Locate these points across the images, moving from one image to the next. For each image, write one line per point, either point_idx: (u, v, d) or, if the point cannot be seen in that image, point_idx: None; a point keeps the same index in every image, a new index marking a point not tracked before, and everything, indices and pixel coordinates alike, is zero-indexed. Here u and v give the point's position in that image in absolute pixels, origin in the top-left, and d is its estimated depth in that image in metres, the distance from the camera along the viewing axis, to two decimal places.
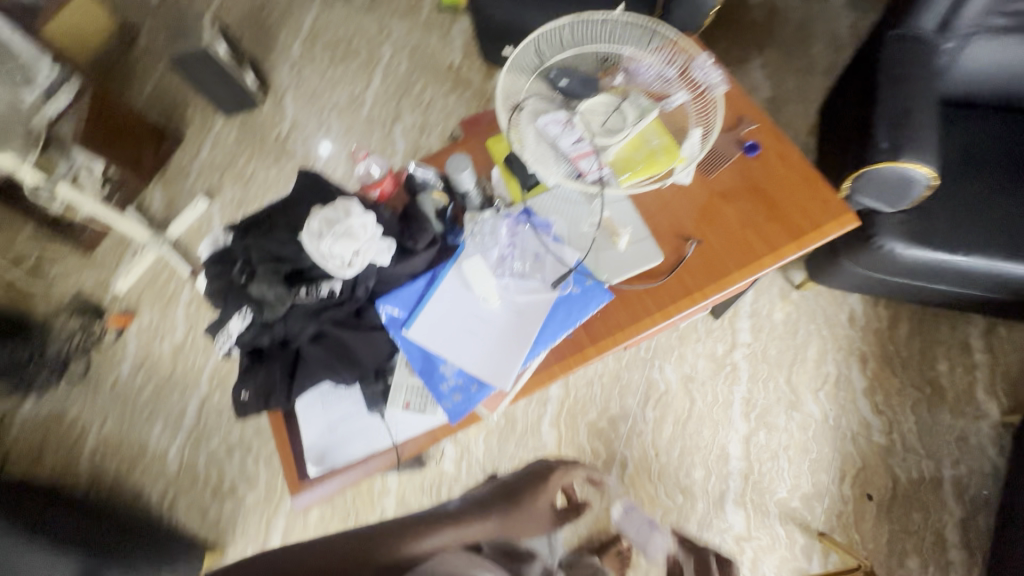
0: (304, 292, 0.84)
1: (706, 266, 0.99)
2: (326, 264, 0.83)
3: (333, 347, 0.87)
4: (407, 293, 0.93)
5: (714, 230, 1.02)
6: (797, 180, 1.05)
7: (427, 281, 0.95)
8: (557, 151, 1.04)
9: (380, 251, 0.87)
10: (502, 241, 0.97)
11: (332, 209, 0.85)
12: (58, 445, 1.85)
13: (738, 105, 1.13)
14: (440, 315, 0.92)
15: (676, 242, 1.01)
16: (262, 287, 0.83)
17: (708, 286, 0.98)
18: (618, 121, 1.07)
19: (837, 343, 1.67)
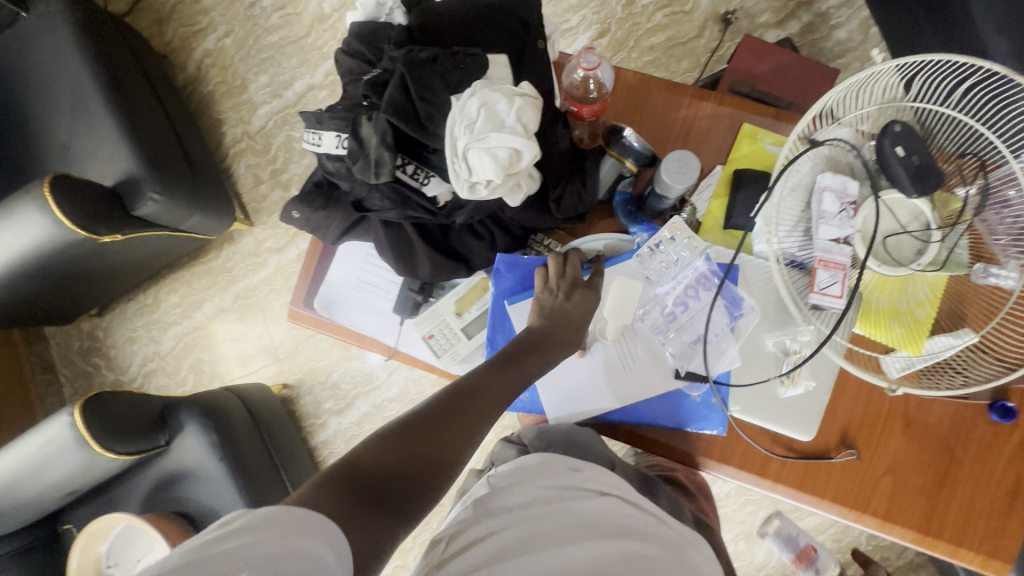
0: (411, 172, 0.68)
1: (829, 483, 0.78)
2: (454, 165, 0.63)
3: (399, 241, 0.75)
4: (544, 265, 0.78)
5: (878, 458, 0.78)
6: (1003, 484, 0.75)
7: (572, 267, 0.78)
8: (806, 230, 0.74)
9: (515, 190, 0.67)
10: (675, 289, 0.77)
11: (504, 103, 0.63)
12: (184, 23, 1.83)
13: None
14: None
15: (832, 438, 0.79)
16: (372, 133, 0.66)
17: (807, 498, 0.79)
18: (907, 250, 0.73)
19: (840, 534, 1.51)
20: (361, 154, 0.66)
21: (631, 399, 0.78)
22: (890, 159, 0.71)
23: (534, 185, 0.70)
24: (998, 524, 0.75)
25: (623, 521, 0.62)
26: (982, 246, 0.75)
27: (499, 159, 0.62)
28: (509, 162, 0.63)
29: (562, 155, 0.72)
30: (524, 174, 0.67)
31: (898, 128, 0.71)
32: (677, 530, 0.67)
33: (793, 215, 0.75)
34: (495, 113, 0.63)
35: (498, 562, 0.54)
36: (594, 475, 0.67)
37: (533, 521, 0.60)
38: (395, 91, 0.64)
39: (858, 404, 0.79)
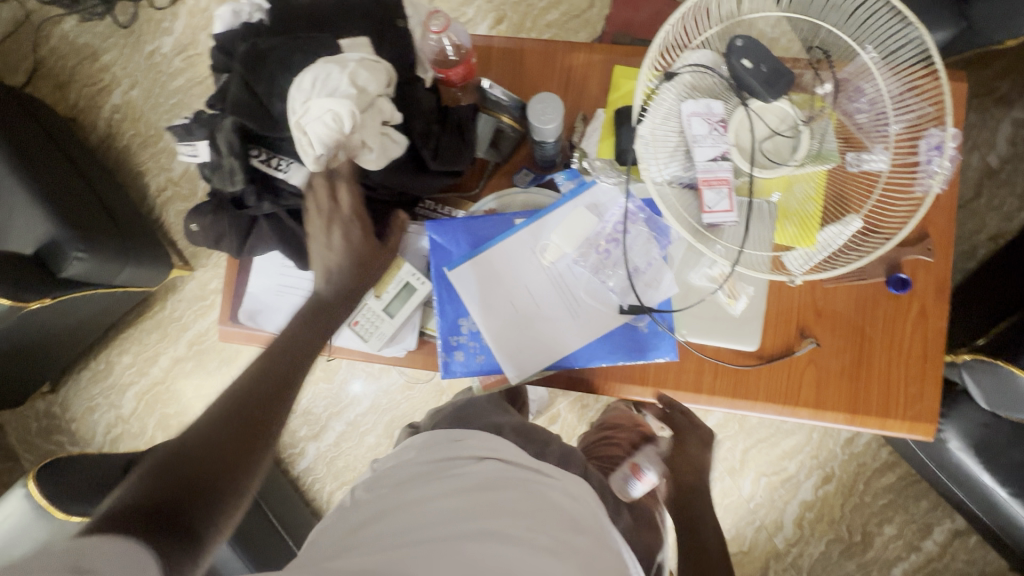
0: (273, 164, 0.71)
1: (782, 380, 0.82)
2: (298, 141, 0.66)
3: (282, 232, 0.75)
4: (479, 228, 0.81)
5: (825, 352, 0.82)
6: (913, 351, 0.80)
7: (502, 226, 0.81)
8: (687, 155, 0.78)
9: (365, 153, 0.68)
10: (606, 226, 0.80)
11: (327, 68, 0.66)
12: (87, 84, 1.82)
13: (933, 214, 0.81)
14: (491, 272, 0.80)
15: (789, 335, 0.82)
16: (220, 142, 0.69)
17: (762, 400, 0.82)
18: (783, 151, 0.78)
19: (816, 451, 1.56)
20: (220, 165, 0.71)
21: (582, 340, 0.79)
22: (740, 73, 0.76)
23: (399, 147, 0.70)
24: (914, 388, 0.80)
25: (488, 477, 0.62)
26: (849, 135, 0.80)
27: (331, 124, 0.64)
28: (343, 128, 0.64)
29: (429, 113, 0.73)
30: (373, 134, 0.67)
31: (740, 43, 0.75)
32: (564, 473, 0.68)
33: (671, 144, 0.79)
34: (330, 82, 0.65)
35: (355, 535, 0.54)
36: (473, 441, 0.69)
37: (406, 495, 0.59)
38: (237, 93, 0.67)
39: (775, 306, 0.82)
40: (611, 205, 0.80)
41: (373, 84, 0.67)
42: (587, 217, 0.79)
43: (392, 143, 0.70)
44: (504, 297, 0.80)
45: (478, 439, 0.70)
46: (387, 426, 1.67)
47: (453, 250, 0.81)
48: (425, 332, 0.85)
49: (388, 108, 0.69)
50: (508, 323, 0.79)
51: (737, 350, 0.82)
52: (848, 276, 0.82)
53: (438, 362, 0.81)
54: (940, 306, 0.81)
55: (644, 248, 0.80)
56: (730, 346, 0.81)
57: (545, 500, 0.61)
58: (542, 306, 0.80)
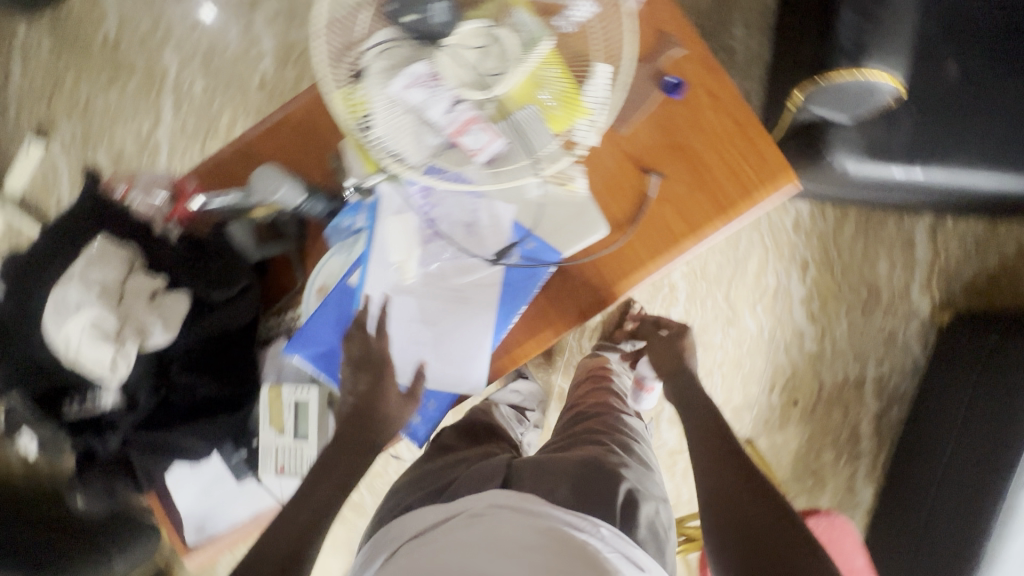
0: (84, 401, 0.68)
1: (652, 230, 0.82)
2: (80, 368, 0.64)
3: (149, 447, 0.73)
4: (327, 313, 0.78)
5: (668, 179, 0.82)
6: (727, 128, 0.81)
7: (343, 294, 0.78)
8: (427, 124, 0.79)
9: (148, 332, 0.66)
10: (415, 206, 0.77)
11: (62, 285, 0.64)
12: None
13: (659, 15, 0.83)
14: (376, 333, 0.77)
15: (634, 181, 0.82)
16: (32, 417, 0.69)
17: (651, 258, 0.82)
18: (495, 62, 0.79)
19: (778, 252, 1.58)
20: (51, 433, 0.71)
21: (480, 304, 0.78)
22: (416, 26, 0.77)
23: (181, 304, 0.69)
24: (760, 158, 0.81)
25: (445, 537, 0.61)
26: (547, 7, 0.83)
27: (93, 329, 0.62)
28: (108, 329, 0.63)
29: (189, 257, 0.72)
30: (147, 312, 0.66)
31: (395, 5, 0.77)
32: (472, 502, 0.67)
33: (409, 123, 0.79)
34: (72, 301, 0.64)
35: None
36: (400, 526, 0.68)
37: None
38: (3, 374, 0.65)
39: (598, 178, 0.83)
40: (406, 197, 0.78)
41: (111, 273, 0.65)
42: (395, 223, 0.77)
43: (173, 305, 0.68)
44: (406, 337, 0.78)
45: (403, 525, 0.68)
46: None
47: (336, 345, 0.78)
48: None
49: (149, 278, 0.69)
50: (406, 344, 0.78)
51: (598, 240, 0.81)
52: (634, 112, 0.83)
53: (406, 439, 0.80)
54: (723, 82, 0.81)
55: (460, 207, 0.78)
56: (590, 242, 0.80)
57: (478, 521, 0.63)
58: (443, 319, 0.78)
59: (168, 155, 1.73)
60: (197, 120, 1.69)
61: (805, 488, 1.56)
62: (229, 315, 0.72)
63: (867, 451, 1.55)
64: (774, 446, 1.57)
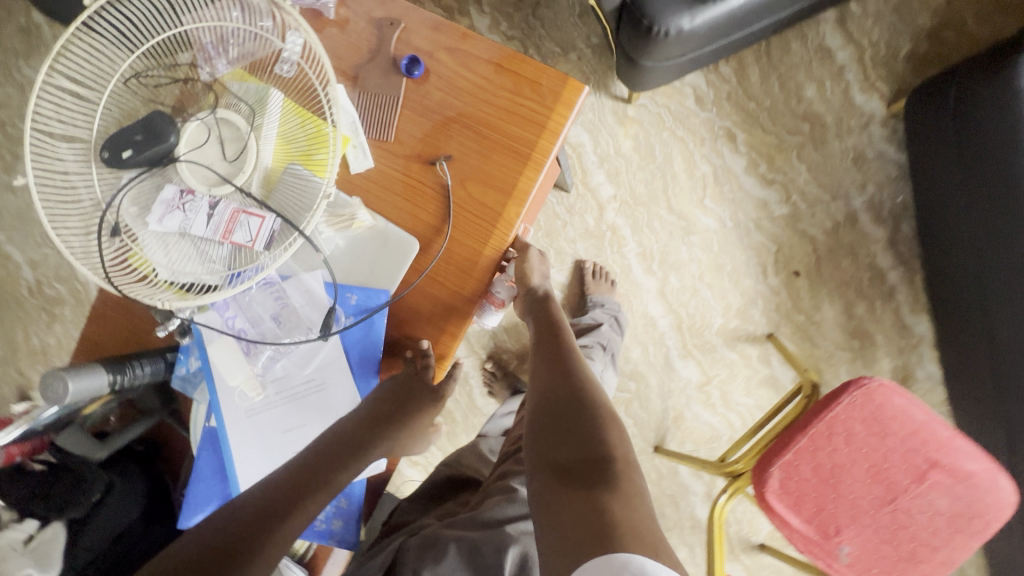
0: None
1: (471, 216, 0.74)
2: None
3: None
4: (206, 467, 0.73)
5: (458, 158, 0.74)
6: (486, 77, 0.74)
7: (211, 442, 0.74)
8: (201, 241, 0.73)
9: None
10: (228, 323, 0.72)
11: None
12: None
13: (367, 6, 0.76)
14: (258, 465, 0.71)
15: (426, 179, 0.75)
16: None
17: (485, 242, 0.74)
18: (234, 147, 0.74)
19: (697, 136, 1.42)
20: None
21: (337, 380, 0.72)
22: (141, 160, 0.69)
23: (57, 536, 0.67)
24: (535, 87, 0.73)
25: None
26: (256, 63, 0.80)
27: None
28: None
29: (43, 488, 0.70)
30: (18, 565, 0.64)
31: (107, 152, 0.68)
32: None
33: (187, 249, 0.74)
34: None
35: None
36: None
37: None
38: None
39: (392, 196, 0.75)
40: (216, 319, 0.73)
41: None
42: (217, 349, 0.72)
43: (48, 544, 0.66)
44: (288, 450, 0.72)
45: None
46: None
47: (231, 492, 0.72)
48: (302, 551, 0.82)
49: (20, 529, 0.68)
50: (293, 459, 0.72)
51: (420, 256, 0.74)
52: (390, 114, 0.75)
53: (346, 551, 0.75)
54: (457, 33, 0.75)
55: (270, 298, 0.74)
56: (412, 262, 0.74)
57: None
58: (313, 414, 0.72)
59: None
60: None
61: (855, 352, 1.38)
62: (109, 521, 0.71)
63: (898, 281, 1.37)
64: (800, 328, 1.40)
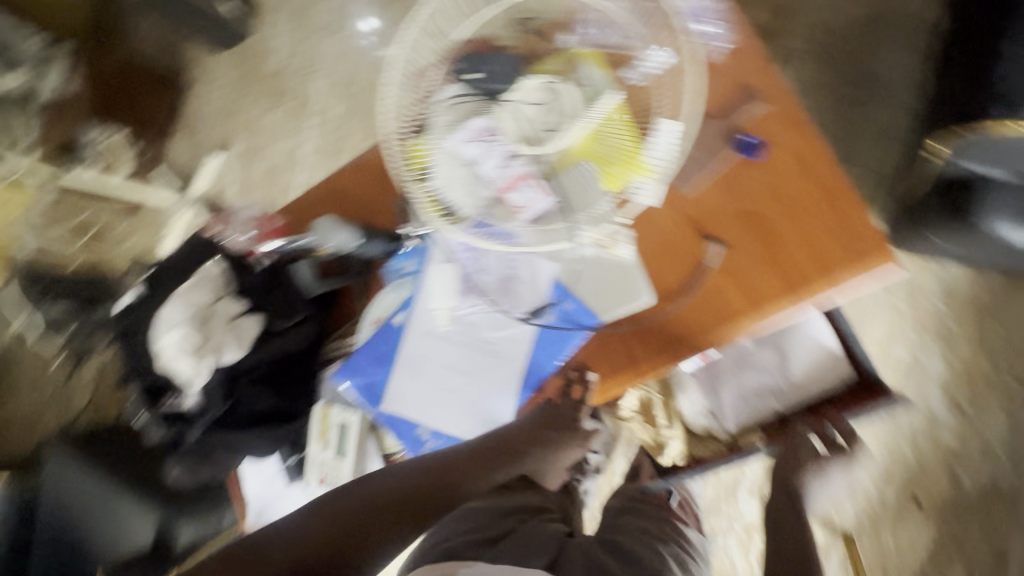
0: (171, 403, 0.82)
1: (708, 304, 0.75)
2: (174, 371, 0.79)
3: (220, 445, 0.85)
4: (373, 350, 0.83)
5: (731, 249, 0.75)
6: (806, 198, 0.73)
7: (387, 335, 0.83)
8: (480, 178, 0.79)
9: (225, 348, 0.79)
10: (461, 257, 0.81)
11: (164, 309, 0.79)
12: None
13: (744, 68, 0.77)
14: (413, 377, 0.81)
15: (692, 246, 0.76)
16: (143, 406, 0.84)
17: (703, 333, 0.75)
18: (559, 118, 0.77)
19: None
20: (155, 422, 0.85)
21: (512, 358, 0.78)
22: (479, 84, 0.78)
23: (252, 331, 0.82)
24: (848, 236, 0.71)
25: None
26: (616, 55, 0.79)
27: (185, 341, 0.77)
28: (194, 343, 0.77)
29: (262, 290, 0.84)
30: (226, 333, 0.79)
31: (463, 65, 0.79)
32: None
33: (464, 177, 0.80)
34: (169, 315, 0.78)
35: None
36: None
37: None
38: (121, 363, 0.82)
39: (651, 242, 0.78)
40: (453, 246, 0.81)
41: (204, 298, 0.80)
42: (438, 270, 0.80)
43: (247, 327, 0.82)
44: (438, 384, 0.80)
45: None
46: None
47: (377, 379, 0.83)
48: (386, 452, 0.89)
49: (233, 305, 0.82)
50: (438, 391, 0.80)
51: (642, 307, 0.77)
52: (698, 172, 0.77)
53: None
54: (807, 141, 0.74)
55: (501, 261, 0.80)
56: (629, 308, 0.77)
57: None
58: (473, 369, 0.79)
59: None
60: None
61: None
62: (292, 341, 0.85)
63: None
64: None
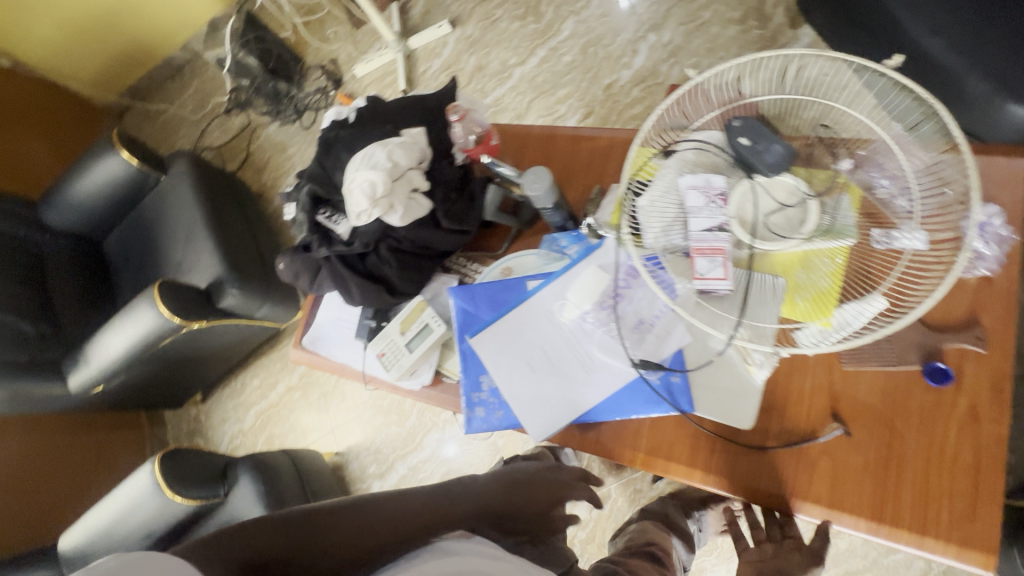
0: (329, 217, 0.93)
1: (792, 471, 0.74)
2: (347, 200, 0.86)
3: (331, 274, 0.93)
4: (494, 292, 0.90)
5: (849, 443, 0.73)
6: (955, 455, 0.69)
7: (513, 290, 0.89)
8: (683, 226, 0.82)
9: (391, 210, 0.84)
10: (617, 275, 0.83)
11: (373, 149, 0.86)
12: (274, 169, 2.44)
13: (986, 302, 0.73)
14: (510, 337, 0.86)
15: (815, 415, 0.75)
16: (303, 204, 0.93)
17: (769, 490, 0.74)
18: (787, 225, 0.77)
19: None
20: (302, 222, 0.94)
21: (598, 384, 0.81)
22: (740, 151, 0.79)
23: (421, 209, 0.87)
24: (968, 518, 0.67)
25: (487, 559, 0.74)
26: (875, 212, 0.78)
27: (370, 185, 0.82)
28: (374, 192, 0.82)
29: (450, 183, 0.91)
30: (401, 199, 0.85)
31: (738, 124, 0.79)
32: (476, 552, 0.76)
33: (669, 215, 0.82)
34: (373, 158, 0.85)
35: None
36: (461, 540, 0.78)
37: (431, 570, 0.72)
38: (314, 164, 0.92)
39: (783, 384, 0.77)
40: (617, 262, 0.83)
41: (405, 160, 0.86)
42: (591, 271, 0.84)
43: (418, 206, 0.87)
44: (524, 357, 0.85)
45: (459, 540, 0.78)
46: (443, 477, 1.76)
47: (481, 316, 0.89)
48: (442, 371, 0.96)
49: (421, 179, 0.88)
50: (520, 362, 0.85)
51: (733, 428, 0.77)
52: (871, 359, 0.74)
53: (461, 417, 0.87)
54: (997, 408, 0.70)
55: (647, 304, 0.82)
56: (723, 423, 0.77)
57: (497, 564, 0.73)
58: (560, 367, 0.83)
59: (510, 91, 2.07)
60: (548, 79, 2.02)
61: None
62: (440, 240, 0.91)
63: None
64: None
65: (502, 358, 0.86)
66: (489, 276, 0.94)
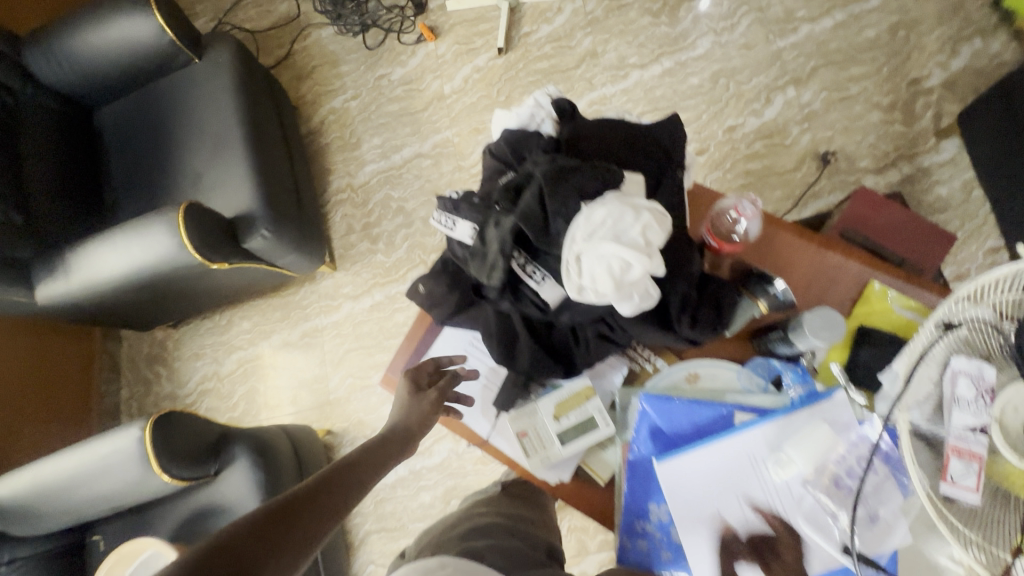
0: (526, 270, 0.73)
1: None
2: (567, 266, 0.67)
3: (504, 325, 0.79)
4: (689, 412, 0.76)
5: None
6: None
7: (713, 417, 0.76)
8: (938, 412, 0.71)
9: (633, 299, 0.67)
10: (845, 443, 0.72)
11: (623, 209, 0.66)
12: (319, 83, 2.07)
13: None
14: (701, 476, 0.72)
15: None
16: (494, 238, 0.72)
17: None
18: None
19: None
20: (482, 255, 0.74)
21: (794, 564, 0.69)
22: None
23: (650, 302, 0.69)
24: None
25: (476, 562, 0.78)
26: None
27: (612, 266, 0.64)
28: (623, 274, 0.65)
29: (693, 279, 0.76)
30: (642, 288, 0.67)
31: None
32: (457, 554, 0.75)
33: (923, 392, 0.72)
34: (621, 225, 0.65)
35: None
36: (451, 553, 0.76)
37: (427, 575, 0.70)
38: (531, 201, 0.69)
39: None
40: (850, 427, 0.73)
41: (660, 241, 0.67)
42: (821, 430, 0.71)
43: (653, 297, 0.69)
44: (711, 506, 0.71)
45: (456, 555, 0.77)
46: (446, 491, 1.63)
47: (668, 436, 0.76)
48: (586, 468, 0.83)
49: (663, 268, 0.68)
50: (705, 508, 0.72)
51: None
52: None
53: (614, 539, 0.77)
54: None
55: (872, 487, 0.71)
56: None
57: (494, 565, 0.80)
58: (754, 531, 0.70)
59: (621, 93, 1.85)
60: (666, 96, 1.82)
61: None
62: (646, 334, 0.77)
63: None
64: None
65: (685, 497, 0.72)
66: (670, 379, 0.81)
